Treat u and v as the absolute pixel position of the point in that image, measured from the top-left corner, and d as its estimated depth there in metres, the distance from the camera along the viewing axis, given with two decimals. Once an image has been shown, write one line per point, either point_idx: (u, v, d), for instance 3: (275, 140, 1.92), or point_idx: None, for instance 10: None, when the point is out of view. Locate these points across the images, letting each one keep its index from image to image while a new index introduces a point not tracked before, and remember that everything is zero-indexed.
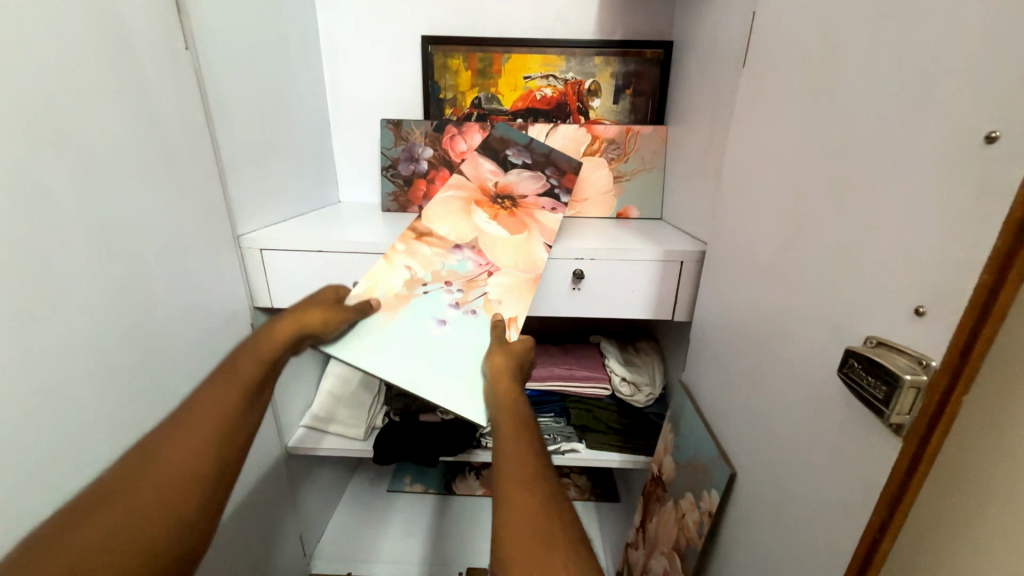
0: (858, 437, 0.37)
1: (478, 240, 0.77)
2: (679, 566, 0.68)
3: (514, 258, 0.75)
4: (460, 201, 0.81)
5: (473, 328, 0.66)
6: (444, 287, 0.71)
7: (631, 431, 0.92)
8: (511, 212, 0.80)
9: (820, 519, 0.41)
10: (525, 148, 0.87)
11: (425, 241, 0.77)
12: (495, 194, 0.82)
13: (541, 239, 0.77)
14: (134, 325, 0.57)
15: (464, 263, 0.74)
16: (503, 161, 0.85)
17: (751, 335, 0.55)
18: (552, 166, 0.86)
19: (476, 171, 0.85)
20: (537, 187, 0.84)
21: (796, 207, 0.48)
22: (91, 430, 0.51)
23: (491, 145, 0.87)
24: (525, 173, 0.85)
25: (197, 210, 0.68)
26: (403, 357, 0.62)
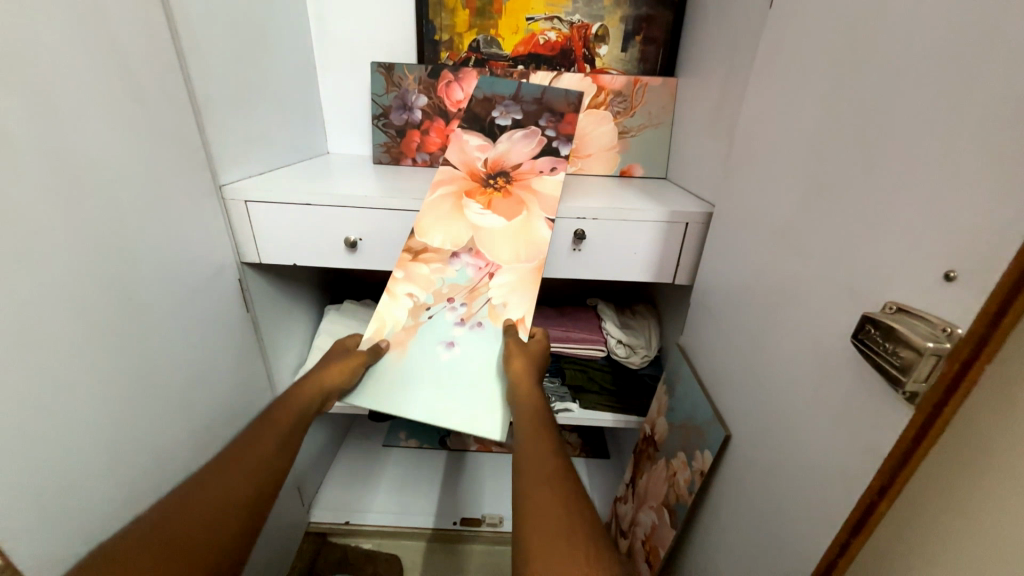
0: (865, 402, 0.37)
1: (476, 239, 0.72)
2: (668, 520, 0.71)
3: (514, 250, 0.71)
4: (453, 197, 0.74)
5: (483, 341, 0.67)
6: (446, 307, 0.70)
7: (624, 392, 0.92)
8: (505, 192, 0.75)
9: (816, 481, 0.42)
10: (513, 102, 0.85)
11: (422, 258, 0.72)
12: (487, 176, 0.76)
13: (543, 214, 0.71)
14: (113, 279, 0.54)
15: (464, 271, 0.71)
16: (490, 130, 0.82)
17: (757, 299, 0.54)
18: (545, 112, 0.83)
19: (461, 153, 0.78)
20: (530, 147, 0.79)
21: (816, 164, 0.45)
22: (74, 387, 0.49)
23: (477, 116, 0.83)
24: (515, 134, 0.81)
25: (173, 156, 0.63)
26: (422, 386, 0.64)
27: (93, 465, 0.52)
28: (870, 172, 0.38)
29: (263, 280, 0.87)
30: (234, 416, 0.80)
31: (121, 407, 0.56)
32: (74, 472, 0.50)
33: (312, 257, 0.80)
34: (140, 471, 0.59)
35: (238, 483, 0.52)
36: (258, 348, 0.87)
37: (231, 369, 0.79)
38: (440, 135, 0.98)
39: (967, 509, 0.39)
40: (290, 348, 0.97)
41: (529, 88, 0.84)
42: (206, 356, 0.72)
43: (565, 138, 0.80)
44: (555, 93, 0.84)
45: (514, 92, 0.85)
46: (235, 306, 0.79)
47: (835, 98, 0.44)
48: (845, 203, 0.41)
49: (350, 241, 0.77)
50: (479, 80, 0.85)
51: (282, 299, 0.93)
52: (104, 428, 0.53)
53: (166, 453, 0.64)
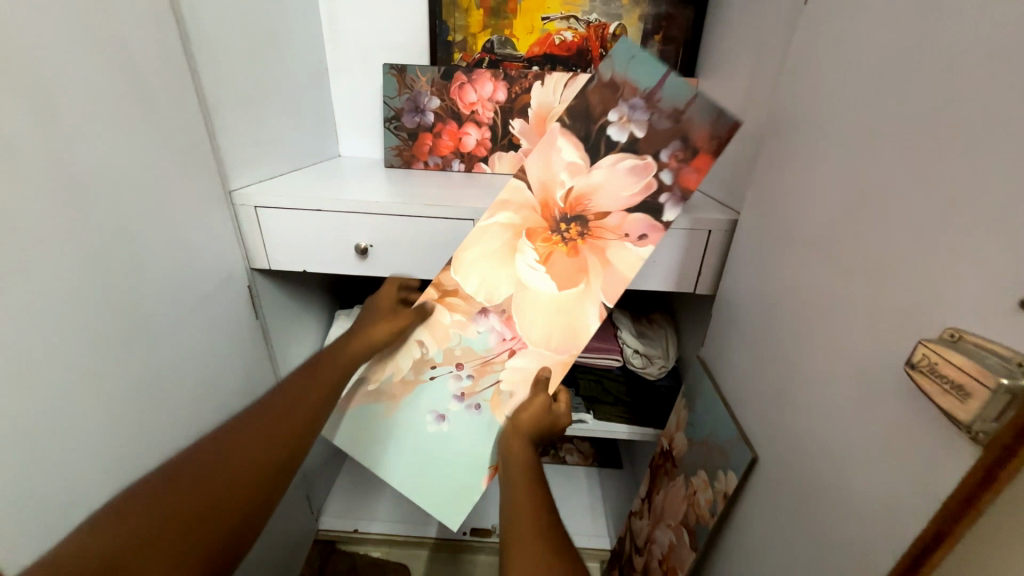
0: (916, 437, 0.34)
1: (509, 303, 0.64)
2: (687, 541, 0.68)
3: (547, 332, 0.62)
4: (509, 231, 0.63)
5: (472, 427, 0.64)
6: (452, 372, 0.66)
7: (640, 404, 0.89)
8: (572, 248, 0.61)
9: (856, 517, 0.39)
10: (645, 102, 0.59)
11: (447, 302, 0.65)
12: (559, 218, 0.62)
13: (597, 296, 0.61)
14: (123, 292, 0.53)
15: (485, 337, 0.65)
16: (595, 143, 0.60)
17: (788, 314, 0.51)
18: (680, 137, 0.59)
19: (544, 169, 0.61)
20: (626, 195, 0.60)
21: (856, 175, 0.42)
22: (82, 401, 0.49)
23: (587, 111, 0.60)
24: (623, 161, 0.60)
25: (183, 164, 0.62)
26: (403, 450, 0.65)
27: (99, 477, 0.51)
28: (919, 185, 0.36)
29: (274, 286, 0.86)
30: None
31: (129, 419, 0.55)
32: (82, 486, 0.49)
33: (322, 263, 0.78)
34: None
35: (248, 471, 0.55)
36: (268, 355, 0.86)
37: (241, 377, 0.78)
38: (452, 138, 0.96)
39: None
40: (300, 353, 0.96)
41: (677, 89, 0.59)
42: (215, 365, 0.71)
43: (675, 195, 0.59)
44: (707, 110, 0.58)
45: (653, 88, 0.59)
46: (245, 312, 0.78)
47: (879, 102, 0.41)
48: (888, 216, 0.38)
49: (361, 248, 0.75)
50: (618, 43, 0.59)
51: (292, 306, 0.92)
52: (112, 439, 0.53)
53: None
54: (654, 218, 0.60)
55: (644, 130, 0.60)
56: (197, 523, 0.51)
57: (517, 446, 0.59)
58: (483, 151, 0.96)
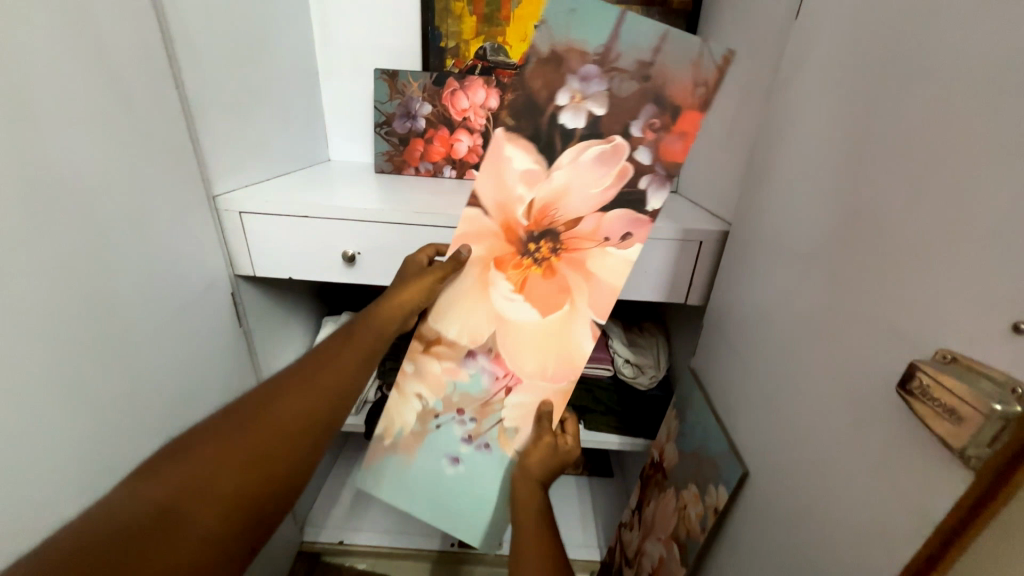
0: (907, 457, 0.34)
1: (498, 340, 0.63)
2: (677, 556, 0.67)
3: (540, 362, 0.62)
4: (479, 266, 0.62)
5: (487, 466, 0.65)
6: (455, 418, 0.66)
7: (631, 414, 0.89)
8: (547, 269, 0.60)
9: (847, 537, 0.39)
10: (600, 68, 0.55)
11: (434, 351, 0.65)
12: (526, 237, 0.60)
13: (587, 314, 0.60)
14: (103, 301, 0.51)
15: (479, 379, 0.65)
16: (549, 137, 0.57)
17: (779, 330, 0.51)
18: (650, 101, 0.54)
19: (500, 188, 0.59)
20: (600, 188, 0.58)
21: (848, 192, 0.42)
22: (53, 416, 0.46)
23: (533, 102, 0.56)
24: (587, 151, 0.57)
25: (165, 168, 0.60)
26: (424, 495, 0.67)
27: (71, 495, 0.49)
28: (908, 205, 0.36)
29: (259, 292, 0.84)
30: None
31: (105, 434, 0.53)
32: (51, 505, 0.47)
33: (309, 271, 0.76)
34: None
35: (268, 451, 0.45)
36: (251, 363, 0.84)
37: (223, 387, 0.76)
38: (443, 144, 0.95)
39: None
40: (285, 361, 0.94)
41: (631, 43, 0.53)
42: (197, 375, 0.69)
43: (659, 175, 0.56)
44: (675, 57, 0.53)
45: (606, 48, 0.54)
46: (227, 320, 0.76)
47: (870, 120, 0.41)
48: (878, 235, 0.38)
49: (348, 255, 0.74)
50: (546, 10, 0.54)
51: (277, 312, 0.90)
52: (85, 456, 0.50)
53: None
54: (635, 212, 0.57)
55: (605, 104, 0.56)
56: (233, 498, 0.41)
57: (527, 493, 0.61)
58: (475, 157, 0.95)
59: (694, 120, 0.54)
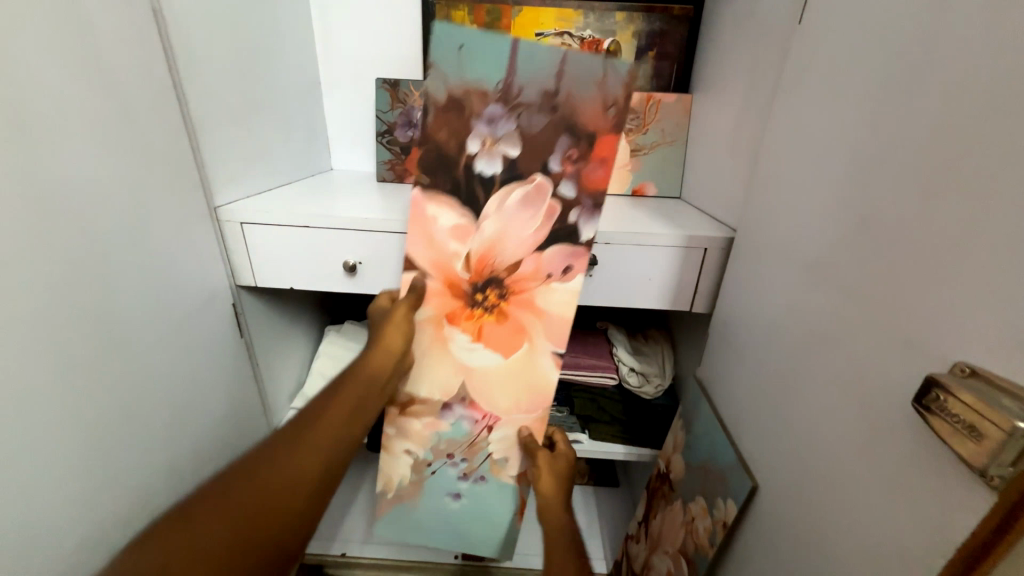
0: (924, 475, 0.32)
1: (467, 385, 0.70)
2: (686, 571, 0.65)
3: (512, 399, 0.70)
4: (432, 323, 0.68)
5: (486, 494, 0.74)
6: (447, 462, 0.73)
7: (636, 423, 0.87)
8: (499, 314, 0.68)
9: (862, 556, 0.37)
10: (505, 109, 0.62)
11: (410, 412, 0.72)
12: (471, 288, 0.67)
13: (547, 347, 0.67)
14: (100, 313, 0.51)
15: (460, 426, 0.72)
16: (469, 186, 0.64)
17: (788, 339, 0.49)
18: (564, 133, 0.63)
19: (438, 253, 0.66)
20: (534, 228, 0.65)
21: (857, 198, 0.41)
22: (50, 432, 0.46)
23: (445, 154, 0.64)
24: (511, 194, 0.65)
25: (165, 180, 0.60)
26: (438, 530, 0.76)
27: (67, 512, 0.48)
28: (919, 212, 0.35)
29: (261, 303, 0.84)
30: (224, 448, 0.76)
31: (102, 448, 0.52)
32: (46, 522, 0.46)
33: (310, 281, 0.76)
34: (120, 516, 0.55)
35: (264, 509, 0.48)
36: (253, 374, 0.83)
37: (224, 399, 0.75)
38: None
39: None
40: (287, 371, 0.94)
41: (529, 82, 0.61)
42: (198, 386, 0.68)
43: (585, 205, 0.63)
44: (577, 86, 0.61)
45: (505, 87, 0.62)
46: (228, 331, 0.75)
47: (877, 125, 0.40)
48: (888, 243, 0.37)
49: (349, 265, 0.73)
50: (434, 65, 0.61)
51: (278, 323, 0.89)
52: (82, 472, 0.50)
53: (149, 492, 0.60)
54: (570, 245, 0.64)
55: (518, 141, 0.63)
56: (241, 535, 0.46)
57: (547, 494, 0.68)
58: None
59: (610, 144, 0.62)
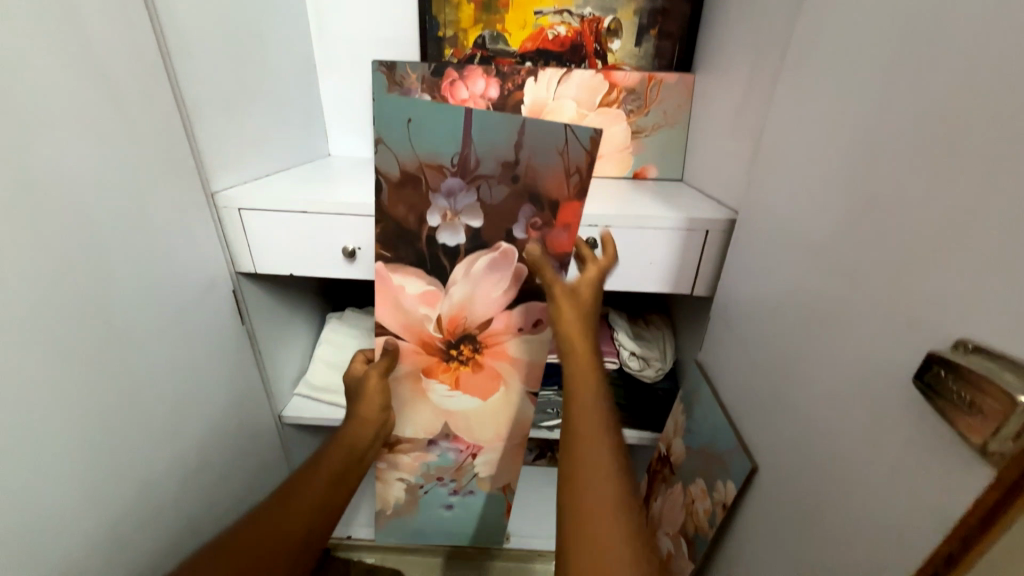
0: (925, 455, 0.32)
1: (450, 421, 0.83)
2: (685, 551, 0.66)
3: (490, 431, 0.84)
4: (413, 378, 0.79)
5: (472, 506, 0.94)
6: (438, 482, 0.89)
7: (637, 407, 0.87)
8: (474, 366, 0.78)
9: (861, 536, 0.37)
10: (463, 184, 0.66)
11: (401, 447, 0.86)
12: (446, 346, 0.77)
13: (520, 388, 0.80)
14: (97, 301, 0.51)
15: (446, 455, 0.86)
16: (436, 261, 0.70)
17: (790, 320, 0.49)
18: (525, 201, 0.66)
19: (411, 319, 0.75)
20: (500, 292, 0.73)
21: (862, 176, 0.40)
22: (52, 417, 0.46)
23: (410, 228, 0.68)
24: (477, 261, 0.71)
25: (160, 167, 0.60)
26: (432, 535, 0.97)
27: (73, 495, 0.49)
28: (928, 191, 0.34)
29: (262, 290, 0.84)
30: (229, 433, 0.77)
31: (105, 436, 0.52)
32: (54, 504, 0.47)
33: (309, 267, 0.75)
34: (125, 502, 0.56)
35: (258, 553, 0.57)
36: (256, 360, 0.84)
37: (227, 386, 0.76)
38: None
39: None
40: (290, 357, 0.94)
41: (485, 153, 0.64)
42: (201, 373, 0.69)
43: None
44: (536, 151, 0.64)
45: (461, 158, 0.65)
46: (229, 319, 0.76)
47: (886, 100, 0.39)
48: (894, 222, 0.37)
49: (348, 250, 0.73)
50: (388, 145, 0.64)
51: (280, 309, 0.90)
52: (87, 460, 0.50)
53: (155, 475, 0.61)
54: (539, 304, 0.73)
55: (478, 211, 0.68)
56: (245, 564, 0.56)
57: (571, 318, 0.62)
58: None
59: (574, 209, 0.65)
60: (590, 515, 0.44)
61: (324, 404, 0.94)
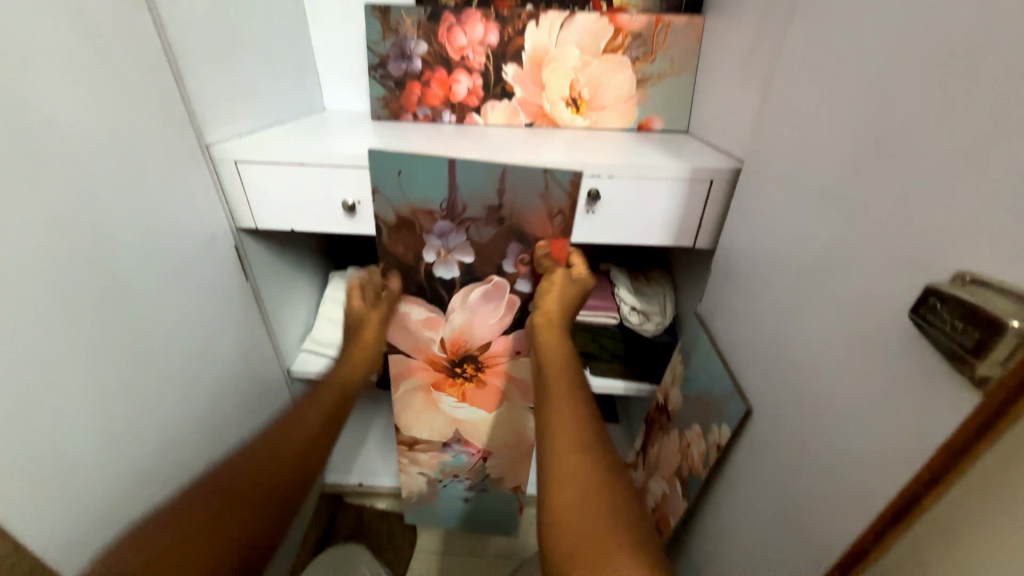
0: (914, 385, 0.33)
1: (459, 425, 0.92)
2: (680, 491, 0.70)
3: (496, 437, 0.94)
4: (423, 389, 0.90)
5: (490, 500, 1.02)
6: (454, 479, 1.00)
7: (636, 360, 0.89)
8: (478, 380, 0.88)
9: (847, 466, 0.39)
10: (454, 226, 0.73)
11: (417, 448, 0.96)
12: (451, 363, 0.86)
13: (519, 400, 0.89)
14: (100, 252, 0.51)
15: (459, 456, 0.96)
16: (436, 292, 0.79)
17: (791, 266, 0.49)
18: (514, 240, 0.73)
19: (417, 342, 0.85)
20: (496, 318, 0.81)
21: (875, 113, 0.39)
22: (68, 364, 0.48)
23: (410, 264, 0.76)
24: (473, 292, 0.79)
25: (153, 116, 0.58)
26: (455, 520, 1.06)
27: (97, 438, 0.51)
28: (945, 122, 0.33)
29: (263, 247, 0.84)
30: (240, 386, 0.80)
31: (121, 382, 0.54)
32: (79, 446, 0.49)
33: (309, 222, 0.75)
34: (148, 446, 0.59)
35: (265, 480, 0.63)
36: (262, 317, 0.85)
37: (236, 341, 0.77)
38: (442, 87, 0.90)
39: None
40: (295, 314, 0.95)
41: (471, 199, 0.69)
42: (208, 327, 0.70)
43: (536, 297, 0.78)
44: (520, 197, 0.68)
45: (450, 202, 0.70)
46: (233, 275, 0.76)
47: (905, 29, 0.37)
48: (905, 158, 0.36)
49: (348, 204, 0.72)
50: (381, 194, 0.69)
51: (283, 267, 0.90)
52: (105, 405, 0.52)
53: (172, 423, 0.63)
54: None
55: (470, 249, 0.75)
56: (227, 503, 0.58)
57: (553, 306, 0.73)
58: (475, 100, 0.90)
59: (561, 247, 0.72)
60: (560, 494, 0.50)
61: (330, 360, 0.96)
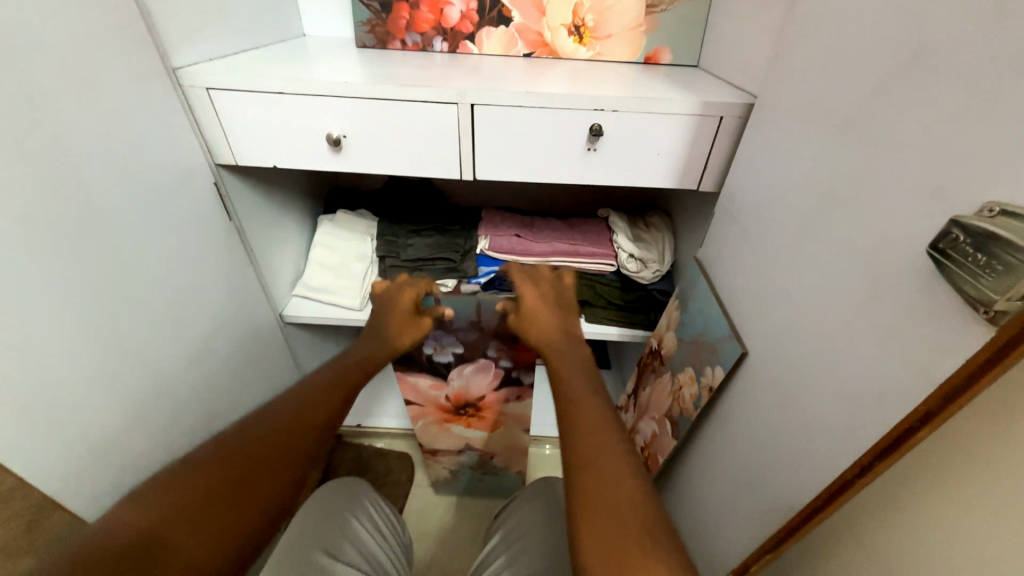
0: (921, 320, 0.33)
1: (470, 444, 0.97)
2: (669, 431, 0.72)
3: (503, 450, 0.98)
4: (433, 423, 0.94)
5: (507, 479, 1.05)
6: (470, 472, 1.04)
7: (632, 307, 0.89)
8: (480, 418, 0.92)
9: (843, 403, 0.40)
10: (446, 331, 0.81)
11: (436, 459, 1.01)
12: (455, 407, 0.91)
13: (517, 428, 0.94)
14: (65, 181, 0.48)
15: (473, 457, 1.00)
16: (434, 369, 0.85)
17: (800, 204, 0.47)
18: (496, 339, 0.82)
19: (422, 394, 0.90)
20: (487, 381, 0.87)
21: (910, 28, 0.35)
22: (43, 300, 0.46)
23: (413, 355, 0.83)
24: (464, 367, 0.86)
25: (111, 30, 0.52)
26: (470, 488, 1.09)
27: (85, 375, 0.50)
28: (992, 34, 0.29)
29: (245, 185, 0.79)
30: (231, 329, 0.78)
31: (104, 320, 0.52)
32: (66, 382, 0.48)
33: (293, 158, 0.70)
34: (142, 384, 0.59)
35: (278, 442, 0.47)
36: (250, 260, 0.82)
37: (224, 283, 0.75)
38: (432, 10, 0.82)
39: (1010, 473, 0.33)
40: (283, 258, 0.92)
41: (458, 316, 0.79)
42: (193, 266, 0.67)
43: (522, 368, 0.85)
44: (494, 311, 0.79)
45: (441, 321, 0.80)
46: (215, 214, 0.72)
47: None
48: (938, 77, 0.33)
49: (332, 138, 0.66)
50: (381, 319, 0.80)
51: (268, 209, 0.86)
52: (88, 341, 0.51)
53: (164, 363, 0.62)
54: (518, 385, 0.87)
55: (460, 344, 0.83)
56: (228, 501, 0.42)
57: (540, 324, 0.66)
58: (468, 26, 0.83)
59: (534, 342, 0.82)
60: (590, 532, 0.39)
61: (322, 304, 0.94)
